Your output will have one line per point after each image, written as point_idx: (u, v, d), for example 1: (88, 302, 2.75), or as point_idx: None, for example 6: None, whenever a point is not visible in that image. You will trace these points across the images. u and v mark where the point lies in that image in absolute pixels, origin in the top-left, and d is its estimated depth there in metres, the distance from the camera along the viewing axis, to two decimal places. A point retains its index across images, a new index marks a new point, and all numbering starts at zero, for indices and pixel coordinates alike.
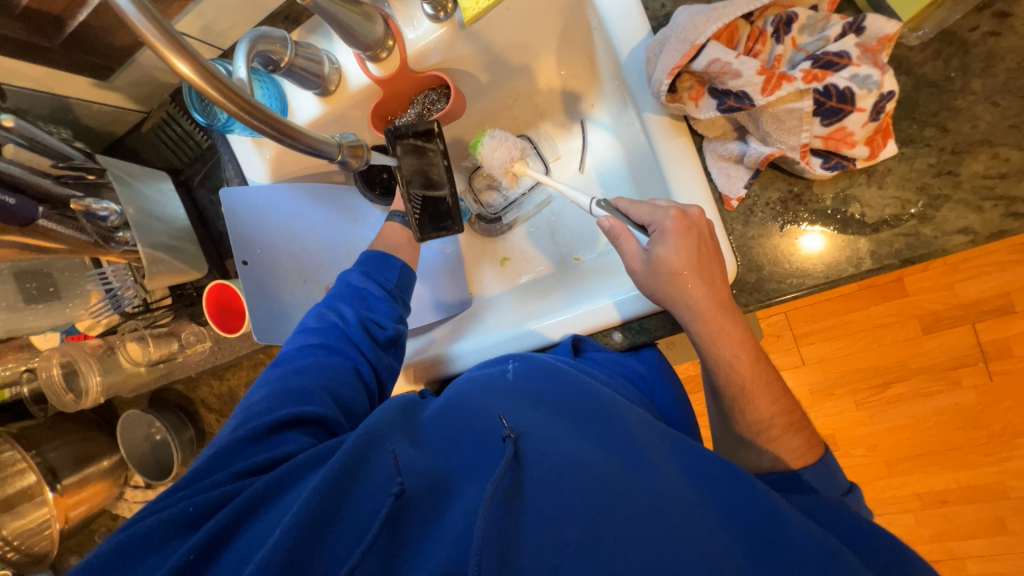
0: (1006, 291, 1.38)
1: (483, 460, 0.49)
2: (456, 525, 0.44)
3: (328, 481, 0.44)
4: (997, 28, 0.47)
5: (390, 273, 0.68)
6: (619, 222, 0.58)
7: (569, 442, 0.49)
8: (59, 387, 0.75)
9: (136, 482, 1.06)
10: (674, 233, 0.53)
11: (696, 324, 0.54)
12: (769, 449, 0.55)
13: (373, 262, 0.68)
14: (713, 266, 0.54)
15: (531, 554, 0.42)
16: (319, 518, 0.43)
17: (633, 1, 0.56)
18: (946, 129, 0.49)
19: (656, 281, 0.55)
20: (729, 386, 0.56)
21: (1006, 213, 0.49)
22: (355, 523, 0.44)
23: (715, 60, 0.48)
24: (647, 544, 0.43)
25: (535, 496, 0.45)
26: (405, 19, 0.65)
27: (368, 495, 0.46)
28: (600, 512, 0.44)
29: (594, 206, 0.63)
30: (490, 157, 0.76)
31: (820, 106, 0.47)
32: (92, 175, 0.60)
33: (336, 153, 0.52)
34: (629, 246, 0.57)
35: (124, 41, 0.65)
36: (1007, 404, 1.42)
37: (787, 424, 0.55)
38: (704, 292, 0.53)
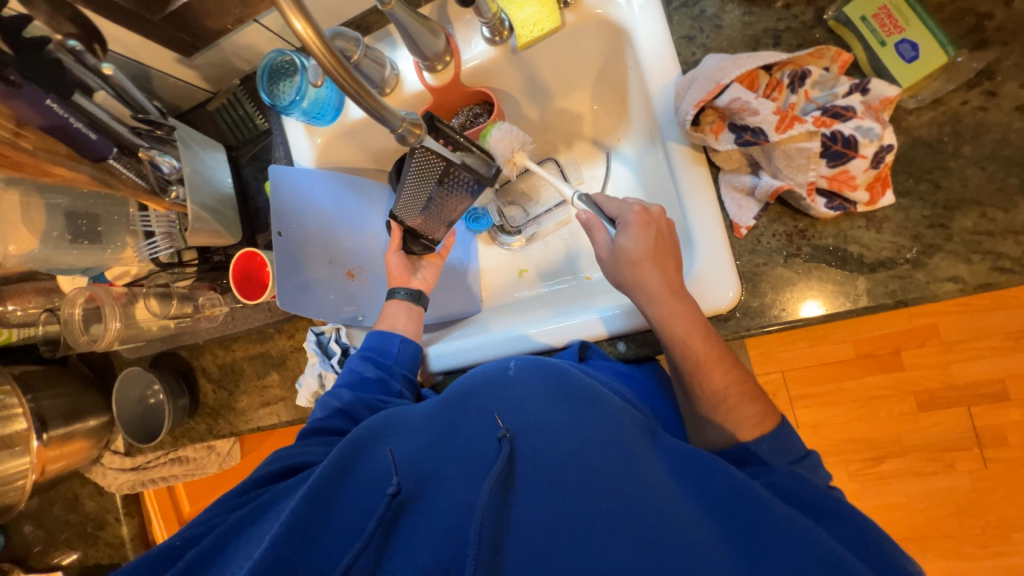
0: (1001, 378, 1.39)
1: (478, 456, 0.53)
2: (454, 513, 0.50)
3: (317, 484, 0.51)
4: (985, 103, 0.53)
5: (393, 347, 0.75)
6: (593, 215, 0.66)
7: (562, 433, 0.52)
8: (76, 328, 0.79)
9: (116, 447, 1.04)
10: (635, 225, 0.61)
11: (649, 306, 0.60)
12: (728, 419, 0.59)
13: (377, 342, 0.75)
14: (668, 254, 0.60)
15: (519, 545, 0.47)
16: (313, 520, 0.50)
17: (668, 46, 0.63)
18: (938, 186, 0.54)
19: (617, 267, 0.62)
20: (686, 363, 0.59)
21: (992, 267, 0.53)
22: (358, 516, 0.52)
23: (737, 99, 0.54)
24: (633, 533, 0.46)
25: (526, 489, 0.50)
26: (463, 39, 0.73)
27: (366, 493, 0.53)
28: (588, 507, 0.48)
29: (576, 199, 0.72)
30: (496, 146, 0.75)
31: (827, 149, 0.52)
32: (161, 131, 0.65)
33: (398, 125, 0.50)
34: (599, 235, 0.65)
35: (214, 26, 0.73)
36: (1002, 494, 1.39)
37: (740, 395, 0.59)
38: (659, 277, 0.59)
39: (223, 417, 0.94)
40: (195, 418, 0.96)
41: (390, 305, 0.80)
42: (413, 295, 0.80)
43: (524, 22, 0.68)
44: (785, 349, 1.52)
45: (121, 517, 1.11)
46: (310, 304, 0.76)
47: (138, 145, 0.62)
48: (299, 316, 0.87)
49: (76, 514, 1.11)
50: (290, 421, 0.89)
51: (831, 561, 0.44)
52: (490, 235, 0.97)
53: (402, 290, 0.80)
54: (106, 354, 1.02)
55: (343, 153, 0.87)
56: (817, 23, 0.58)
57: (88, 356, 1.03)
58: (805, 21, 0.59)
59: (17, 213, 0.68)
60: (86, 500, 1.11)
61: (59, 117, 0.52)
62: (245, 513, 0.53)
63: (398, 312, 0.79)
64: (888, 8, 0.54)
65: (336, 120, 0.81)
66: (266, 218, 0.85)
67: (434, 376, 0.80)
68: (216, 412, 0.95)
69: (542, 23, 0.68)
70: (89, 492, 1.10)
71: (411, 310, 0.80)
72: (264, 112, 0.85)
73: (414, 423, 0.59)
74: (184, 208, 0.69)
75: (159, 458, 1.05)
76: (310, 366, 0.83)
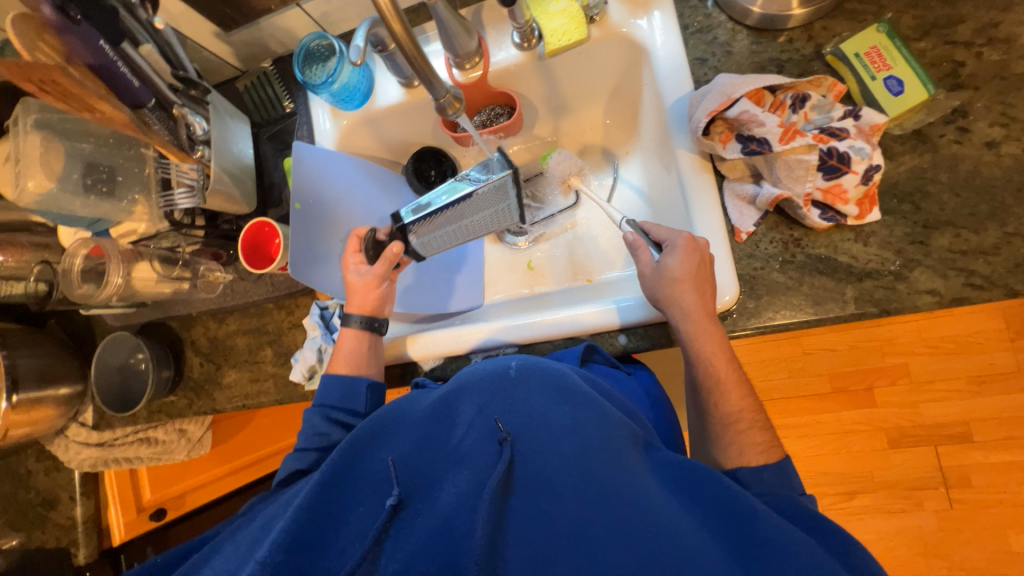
0: (965, 420, 1.45)
1: (477, 459, 0.53)
2: (450, 514, 0.50)
3: (315, 492, 0.52)
4: (959, 137, 0.59)
5: (359, 399, 0.71)
6: (639, 237, 0.70)
7: (562, 439, 0.52)
8: (73, 281, 0.76)
9: (83, 419, 0.99)
10: (683, 249, 0.63)
11: (684, 323, 0.62)
12: (735, 442, 0.61)
13: (340, 395, 0.71)
14: (708, 280, 0.62)
15: (520, 551, 0.48)
16: (311, 519, 0.51)
17: (683, 65, 0.69)
18: (919, 207, 0.60)
19: (659, 284, 0.64)
20: (707, 379, 0.63)
21: (965, 283, 0.58)
22: (359, 521, 0.52)
23: (745, 111, 0.60)
24: (632, 539, 0.46)
25: (526, 494, 0.50)
26: (494, 43, 0.78)
27: (366, 494, 0.53)
28: (586, 514, 0.48)
29: (625, 222, 0.76)
30: (553, 166, 0.91)
31: (823, 163, 0.58)
32: (196, 92, 0.68)
33: (443, 95, 0.59)
34: (643, 256, 0.68)
35: (258, 4, 0.77)
36: (966, 535, 1.42)
37: (752, 419, 0.62)
38: (696, 299, 0.61)
39: (206, 393, 0.91)
40: (175, 393, 0.93)
41: (343, 332, 0.76)
42: (366, 322, 0.75)
43: (554, 31, 0.74)
44: (765, 379, 1.56)
45: (76, 497, 1.04)
46: (319, 278, 0.78)
47: (173, 101, 0.64)
48: (301, 292, 0.86)
49: (26, 491, 1.04)
50: (277, 400, 0.87)
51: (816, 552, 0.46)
52: (496, 235, 0.99)
53: (356, 316, 0.75)
54: (89, 320, 0.98)
55: (363, 141, 0.89)
56: (816, 57, 0.65)
57: (68, 320, 0.99)
58: (805, 55, 0.66)
59: (36, 155, 0.67)
60: (38, 476, 1.04)
61: (110, 60, 0.54)
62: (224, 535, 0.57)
63: (348, 340, 0.75)
64: (878, 48, 0.61)
65: (363, 106, 0.84)
66: (279, 194, 0.85)
67: (429, 361, 0.79)
68: (200, 387, 0.92)
69: (570, 34, 0.73)
70: (44, 467, 1.04)
71: (360, 338, 0.75)
72: (292, 94, 0.87)
73: (409, 422, 0.58)
74: (205, 168, 0.71)
75: (127, 436, 1.01)
76: (310, 340, 0.83)
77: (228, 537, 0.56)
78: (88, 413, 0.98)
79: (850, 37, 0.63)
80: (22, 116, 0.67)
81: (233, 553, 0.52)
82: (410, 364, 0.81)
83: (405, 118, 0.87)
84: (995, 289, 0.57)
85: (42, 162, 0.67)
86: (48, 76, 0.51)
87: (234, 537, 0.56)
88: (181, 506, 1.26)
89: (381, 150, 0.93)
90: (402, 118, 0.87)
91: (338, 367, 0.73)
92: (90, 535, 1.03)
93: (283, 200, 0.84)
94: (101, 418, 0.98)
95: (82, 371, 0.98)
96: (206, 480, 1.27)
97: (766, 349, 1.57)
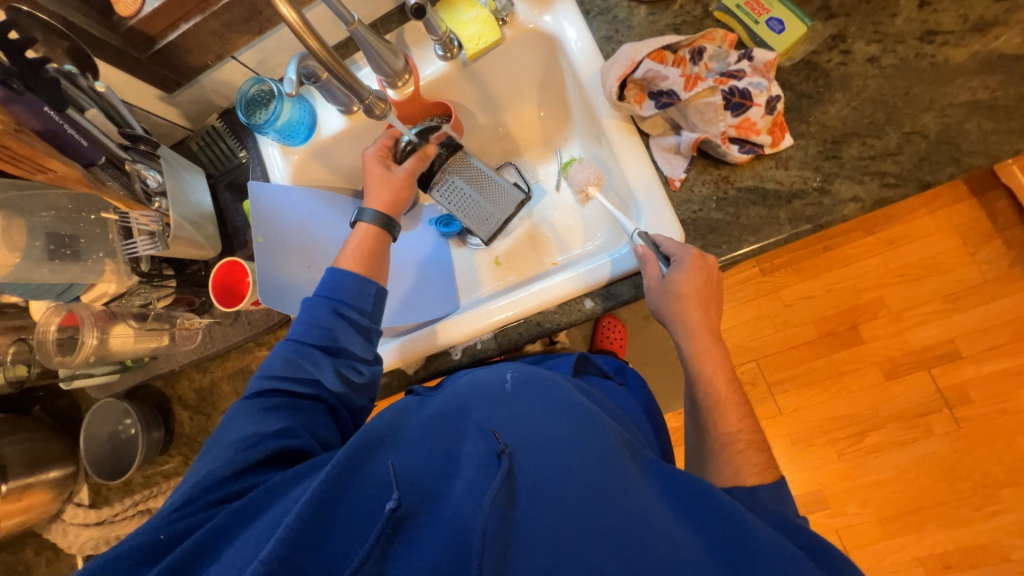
0: (950, 338, 1.49)
1: (477, 467, 0.53)
2: (449, 523, 0.50)
3: (323, 488, 0.50)
4: (843, 59, 0.66)
5: (368, 300, 0.69)
6: (649, 250, 0.68)
7: (562, 452, 0.53)
8: (49, 350, 0.77)
9: (78, 500, 0.97)
10: (691, 266, 0.64)
11: (687, 339, 0.67)
12: (731, 462, 0.62)
13: (353, 291, 0.69)
14: (711, 301, 0.66)
15: (521, 560, 0.48)
16: (311, 524, 0.49)
17: (591, 46, 0.76)
18: (825, 126, 0.65)
19: (665, 299, 0.66)
20: (707, 399, 0.67)
21: (882, 185, 0.63)
22: (360, 521, 0.51)
23: (649, 70, 0.66)
24: (627, 549, 0.47)
25: (526, 505, 0.50)
26: (420, 59, 0.84)
27: (365, 501, 0.52)
28: (586, 527, 0.48)
29: (634, 234, 0.70)
30: (573, 174, 0.88)
31: (728, 102, 0.64)
32: (145, 145, 0.71)
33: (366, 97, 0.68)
34: (652, 271, 0.68)
35: (196, 62, 0.82)
36: (980, 452, 1.43)
37: (750, 441, 0.64)
38: (699, 316, 0.66)
39: (200, 444, 0.92)
40: (169, 454, 0.93)
41: (355, 229, 0.76)
42: (379, 219, 0.76)
43: (470, 38, 0.80)
44: (754, 337, 1.58)
45: None
46: (292, 302, 0.81)
47: (124, 158, 0.68)
48: (279, 325, 0.88)
49: None
50: None
51: (801, 565, 0.48)
52: (459, 239, 1.03)
53: (371, 211, 0.76)
54: (72, 398, 0.98)
55: (316, 172, 0.93)
56: (706, 15, 0.72)
57: (50, 403, 0.98)
58: (695, 15, 0.72)
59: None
60: (37, 570, 1.00)
61: (56, 123, 0.58)
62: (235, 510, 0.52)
63: (358, 237, 0.75)
64: None
65: (309, 139, 0.88)
66: (243, 236, 0.88)
67: (415, 363, 0.81)
68: (192, 440, 0.92)
69: (485, 37, 0.79)
70: (45, 559, 1.00)
71: (372, 234, 0.75)
72: (242, 143, 0.91)
73: (408, 436, 0.58)
74: (163, 216, 0.75)
75: (127, 510, 0.96)
76: None
77: (241, 517, 0.52)
78: (83, 491, 0.97)
79: None
80: None
81: (248, 540, 0.50)
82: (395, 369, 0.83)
83: (352, 143, 0.92)
84: (907, 184, 0.62)
85: (4, 238, 0.71)
86: None
87: (250, 522, 0.52)
88: None
89: (335, 179, 0.97)
90: (349, 143, 0.92)
91: (347, 263, 0.72)
92: None
93: (248, 240, 0.88)
94: (97, 495, 0.97)
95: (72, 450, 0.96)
96: None
97: (749, 309, 1.60)
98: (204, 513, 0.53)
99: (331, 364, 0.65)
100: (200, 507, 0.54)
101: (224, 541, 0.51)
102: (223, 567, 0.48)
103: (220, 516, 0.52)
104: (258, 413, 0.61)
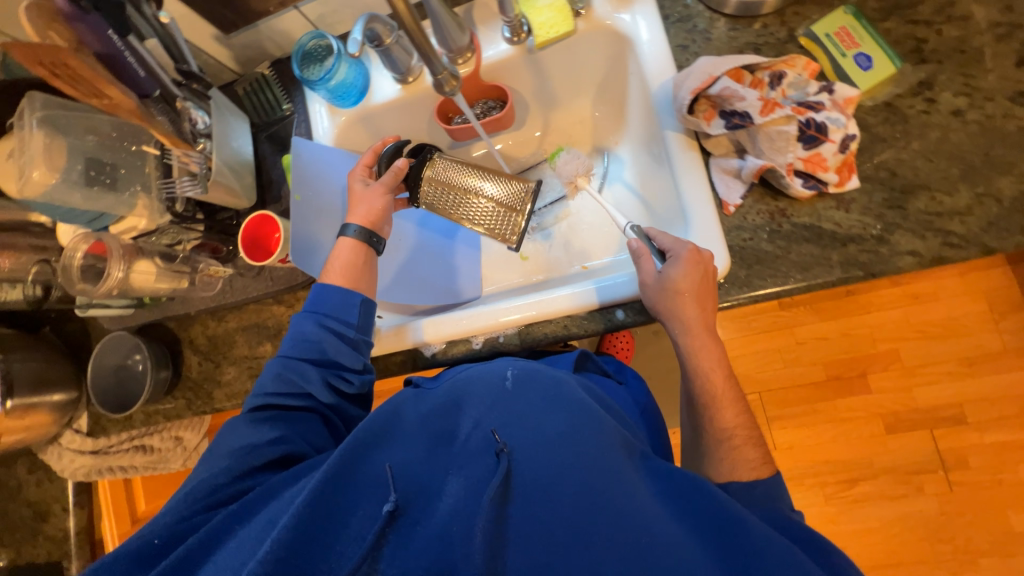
0: (959, 401, 1.47)
1: (475, 468, 0.52)
2: (447, 518, 0.49)
3: (319, 489, 0.49)
4: (926, 107, 0.63)
5: (353, 311, 0.69)
6: (643, 244, 0.70)
7: (558, 450, 0.51)
8: (73, 276, 0.76)
9: (78, 426, 0.95)
10: (687, 261, 0.64)
11: (684, 337, 0.66)
12: (729, 457, 0.63)
13: (337, 303, 0.68)
14: (708, 295, 0.65)
15: (517, 559, 0.47)
16: (308, 523, 0.48)
17: (666, 54, 0.73)
18: (895, 174, 0.63)
19: (660, 294, 0.66)
20: (703, 395, 0.66)
21: (943, 243, 0.61)
22: (358, 524, 0.50)
23: (726, 87, 0.63)
24: (623, 546, 0.46)
25: (523, 503, 0.49)
26: (486, 38, 0.82)
27: (359, 498, 0.51)
28: (584, 526, 0.47)
29: (629, 227, 0.74)
30: (563, 166, 0.93)
31: (802, 133, 0.61)
32: (198, 85, 0.70)
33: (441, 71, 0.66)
34: (647, 264, 0.69)
35: (259, 7, 0.79)
36: (968, 517, 1.43)
37: (746, 437, 0.64)
38: (696, 312, 0.64)
39: (206, 392, 0.90)
40: (173, 396, 0.91)
41: (338, 244, 0.73)
42: (363, 234, 0.73)
43: (542, 25, 0.78)
44: (762, 370, 1.57)
45: (70, 508, 1.01)
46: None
47: (177, 95, 0.67)
48: (301, 286, 0.86)
49: (17, 506, 1.00)
50: None
51: (795, 557, 0.48)
52: None
53: (353, 225, 0.73)
54: (83, 324, 0.97)
55: (359, 137, 0.91)
56: (790, 39, 0.69)
57: (61, 326, 0.97)
58: (779, 38, 0.70)
59: (40, 151, 0.68)
60: (29, 488, 1.00)
61: (118, 49, 0.57)
62: (223, 517, 0.52)
63: (342, 251, 0.73)
64: (846, 28, 0.66)
65: (359, 103, 0.86)
66: (278, 190, 0.86)
67: (429, 347, 0.79)
68: (198, 386, 0.90)
69: (557, 27, 0.77)
70: (36, 479, 1.01)
71: (355, 248, 0.73)
72: (291, 96, 0.89)
73: (404, 428, 0.57)
74: (208, 159, 0.73)
75: (122, 443, 0.99)
76: None
77: (234, 519, 0.53)
78: (82, 420, 0.95)
79: (820, 20, 0.68)
80: (27, 112, 0.68)
81: (243, 543, 0.50)
82: (411, 351, 0.81)
83: (401, 113, 0.90)
84: (971, 247, 0.60)
85: (46, 157, 0.69)
86: (56, 59, 0.51)
87: (241, 526, 0.52)
88: None
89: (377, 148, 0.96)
90: (398, 114, 0.90)
91: (333, 277, 0.71)
92: (83, 547, 1.01)
93: (283, 195, 0.86)
94: (94, 424, 0.94)
95: (78, 376, 0.96)
96: None
97: (760, 340, 1.59)
98: (201, 514, 0.54)
99: (320, 373, 0.65)
100: (197, 511, 0.55)
101: (214, 547, 0.51)
102: (218, 568, 0.49)
103: (212, 523, 0.52)
104: (249, 424, 0.62)
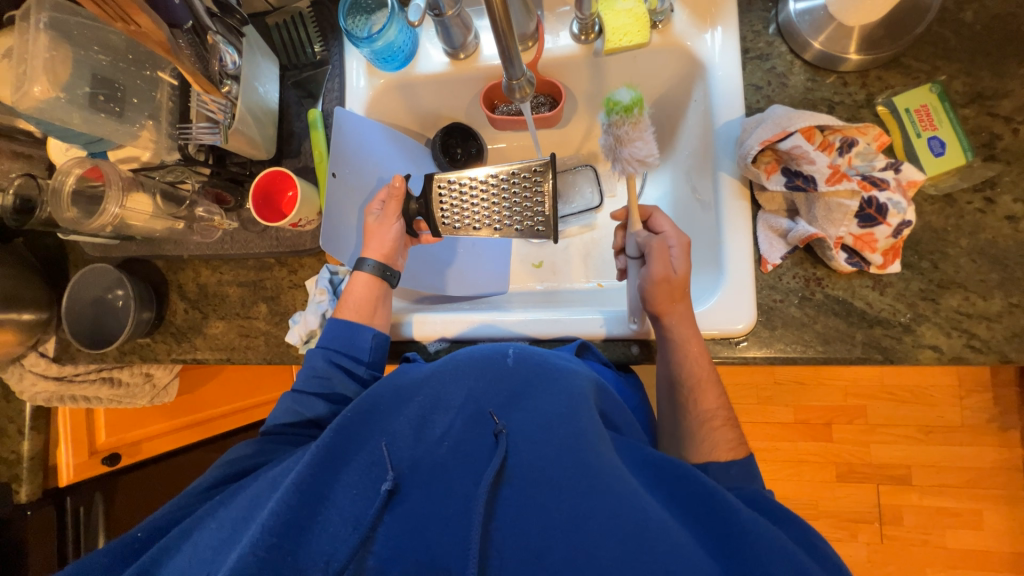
0: (909, 463, 1.45)
1: (472, 449, 0.48)
2: (442, 504, 0.46)
3: (309, 470, 0.45)
4: (983, 207, 0.63)
5: (364, 345, 0.67)
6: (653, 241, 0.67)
7: (554, 434, 0.47)
8: (63, 202, 0.70)
9: (45, 349, 0.89)
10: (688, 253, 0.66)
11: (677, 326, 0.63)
12: (708, 438, 0.60)
13: (347, 338, 0.66)
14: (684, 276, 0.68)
15: (513, 546, 0.43)
16: (295, 515, 0.43)
17: (738, 92, 0.69)
18: (936, 266, 0.63)
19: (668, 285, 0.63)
20: (687, 376, 0.62)
21: (966, 343, 0.61)
22: (349, 505, 0.45)
23: (797, 146, 0.62)
24: (618, 530, 0.41)
25: (520, 486, 0.45)
26: (551, 29, 0.77)
27: (353, 482, 0.47)
28: (583, 518, 0.43)
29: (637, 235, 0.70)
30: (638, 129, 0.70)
31: (861, 210, 0.60)
32: (231, 20, 0.67)
33: (518, 76, 0.61)
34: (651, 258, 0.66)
35: None
36: (891, 569, 1.44)
37: (725, 419, 0.62)
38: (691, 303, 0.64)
39: (188, 341, 0.85)
40: (153, 337, 0.86)
41: (354, 279, 0.71)
42: (378, 269, 0.71)
43: (616, 30, 0.73)
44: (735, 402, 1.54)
45: (25, 431, 0.96)
46: (344, 249, 0.76)
47: (208, 28, 0.63)
48: (307, 253, 0.80)
49: None
50: (264, 359, 0.81)
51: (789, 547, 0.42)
52: None
53: (370, 260, 0.71)
54: (61, 242, 0.90)
55: (392, 105, 0.85)
56: (867, 105, 0.67)
57: (35, 242, 0.90)
58: (856, 100, 0.68)
59: (41, 62, 0.63)
60: None
61: None
62: (203, 511, 0.50)
63: (358, 286, 0.70)
64: (928, 107, 0.64)
65: (402, 69, 0.80)
66: (298, 145, 0.80)
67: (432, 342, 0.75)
68: (182, 333, 0.85)
69: (631, 36, 0.73)
70: None
71: (372, 285, 0.71)
72: (326, 41, 0.81)
73: (394, 400, 0.53)
74: (232, 105, 0.68)
75: (89, 373, 0.91)
76: (315, 303, 0.75)
77: (211, 512, 0.50)
78: (50, 344, 0.89)
79: (903, 92, 0.66)
80: (34, 11, 0.62)
81: (223, 523, 0.47)
82: (412, 345, 0.77)
83: (443, 88, 0.83)
84: (990, 354, 0.61)
85: (48, 68, 0.63)
86: None
87: (218, 513, 0.49)
88: (135, 453, 1.19)
89: (410, 120, 0.90)
90: (442, 89, 0.83)
91: (350, 314, 0.68)
92: (35, 472, 0.97)
93: (302, 151, 0.79)
94: (65, 350, 0.89)
95: (50, 299, 0.88)
96: (164, 429, 1.23)
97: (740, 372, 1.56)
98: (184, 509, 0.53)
99: (328, 409, 0.64)
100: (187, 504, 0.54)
101: (192, 535, 0.48)
102: (196, 551, 0.45)
103: (192, 518, 0.49)
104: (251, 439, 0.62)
